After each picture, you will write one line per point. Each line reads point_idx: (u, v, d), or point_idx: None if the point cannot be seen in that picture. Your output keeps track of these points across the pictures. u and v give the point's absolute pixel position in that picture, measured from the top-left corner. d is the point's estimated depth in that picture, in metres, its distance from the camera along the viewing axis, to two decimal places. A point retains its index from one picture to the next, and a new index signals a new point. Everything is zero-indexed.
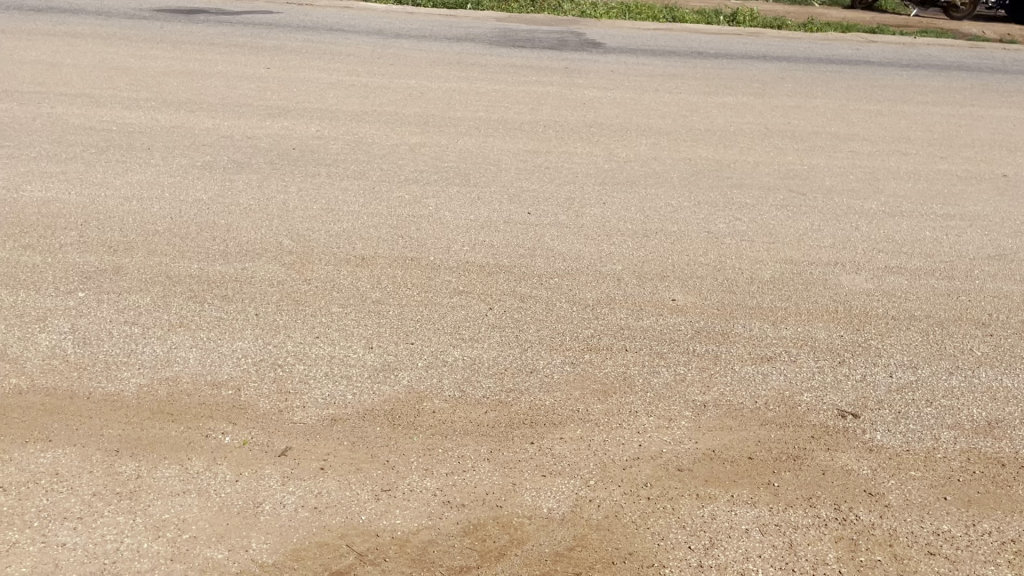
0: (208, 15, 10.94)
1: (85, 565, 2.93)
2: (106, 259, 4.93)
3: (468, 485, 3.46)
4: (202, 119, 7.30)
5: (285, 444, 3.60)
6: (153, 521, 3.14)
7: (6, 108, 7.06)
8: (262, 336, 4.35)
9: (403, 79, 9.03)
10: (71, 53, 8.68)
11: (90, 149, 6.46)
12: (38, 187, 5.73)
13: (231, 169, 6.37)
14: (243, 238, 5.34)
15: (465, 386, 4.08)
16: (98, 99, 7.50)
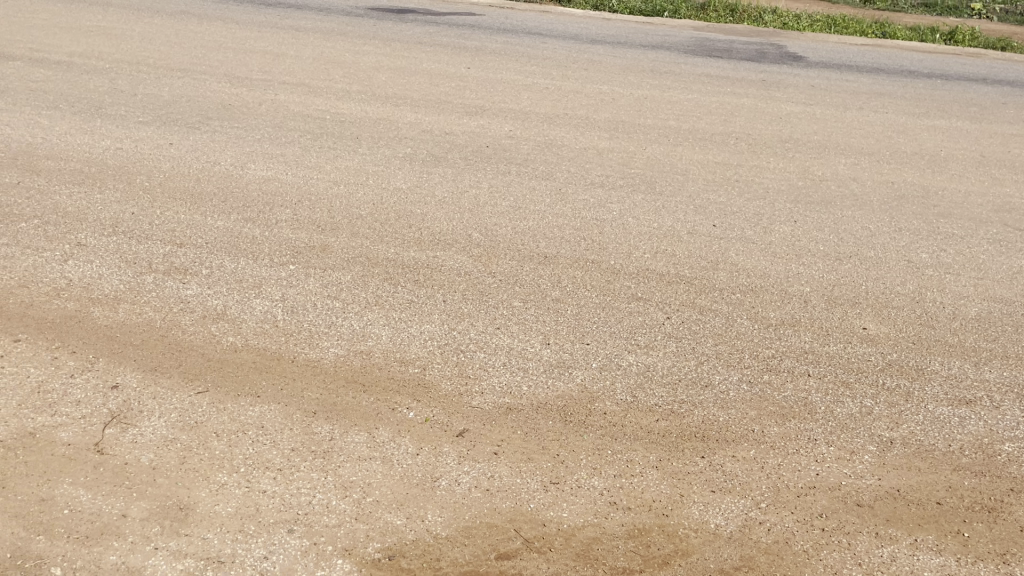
0: (417, 15, 11.54)
1: (282, 512, 3.19)
2: (315, 237, 5.35)
3: (635, 489, 3.49)
4: (406, 114, 7.73)
5: (462, 425, 3.78)
6: (342, 481, 3.39)
7: (238, 92, 7.76)
8: (447, 322, 4.57)
9: (596, 85, 9.13)
10: (295, 45, 9.44)
11: (306, 135, 7.00)
12: (261, 167, 6.29)
13: (428, 162, 6.71)
14: (437, 228, 5.62)
15: (639, 392, 4.10)
16: (316, 89, 8.12)
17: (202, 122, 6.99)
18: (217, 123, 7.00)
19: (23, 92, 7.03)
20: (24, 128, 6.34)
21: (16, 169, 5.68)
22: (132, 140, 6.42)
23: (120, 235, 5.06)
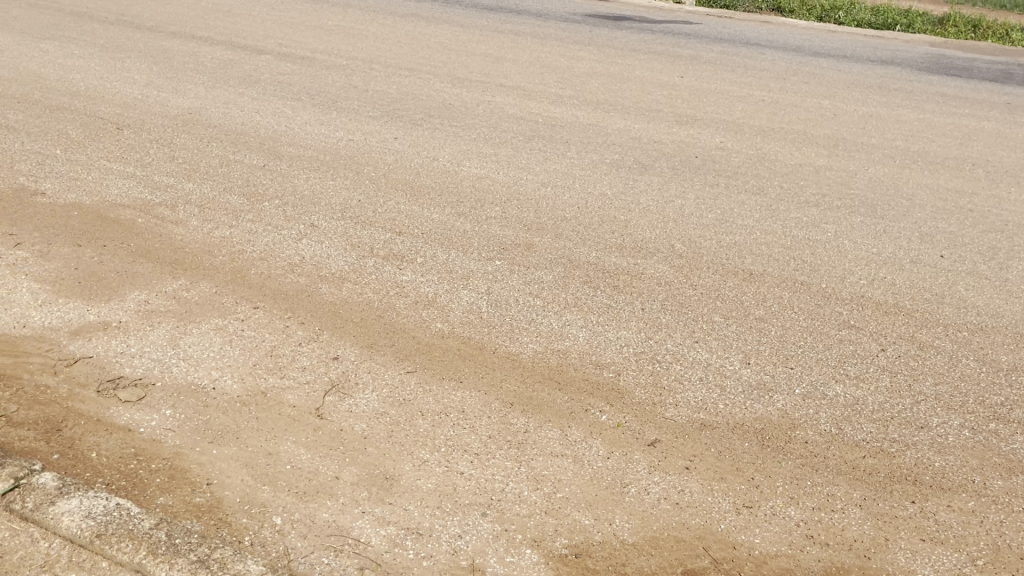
0: (632, 22, 11.57)
1: (477, 496, 3.30)
2: (521, 235, 5.50)
3: (834, 525, 3.31)
4: (616, 120, 7.77)
5: (655, 435, 3.75)
6: (534, 474, 3.46)
7: (458, 93, 8.13)
8: (645, 330, 4.55)
9: (816, 99, 8.73)
10: (513, 49, 9.74)
11: (519, 137, 7.21)
12: (475, 165, 6.55)
13: (635, 170, 6.71)
14: (640, 235, 5.61)
15: (844, 425, 3.89)
16: (531, 93, 8.34)
17: (425, 119, 7.37)
18: (438, 122, 7.37)
19: (272, 82, 7.67)
20: (270, 115, 6.92)
21: (263, 153, 6.21)
22: (362, 133, 6.89)
23: (346, 220, 5.43)
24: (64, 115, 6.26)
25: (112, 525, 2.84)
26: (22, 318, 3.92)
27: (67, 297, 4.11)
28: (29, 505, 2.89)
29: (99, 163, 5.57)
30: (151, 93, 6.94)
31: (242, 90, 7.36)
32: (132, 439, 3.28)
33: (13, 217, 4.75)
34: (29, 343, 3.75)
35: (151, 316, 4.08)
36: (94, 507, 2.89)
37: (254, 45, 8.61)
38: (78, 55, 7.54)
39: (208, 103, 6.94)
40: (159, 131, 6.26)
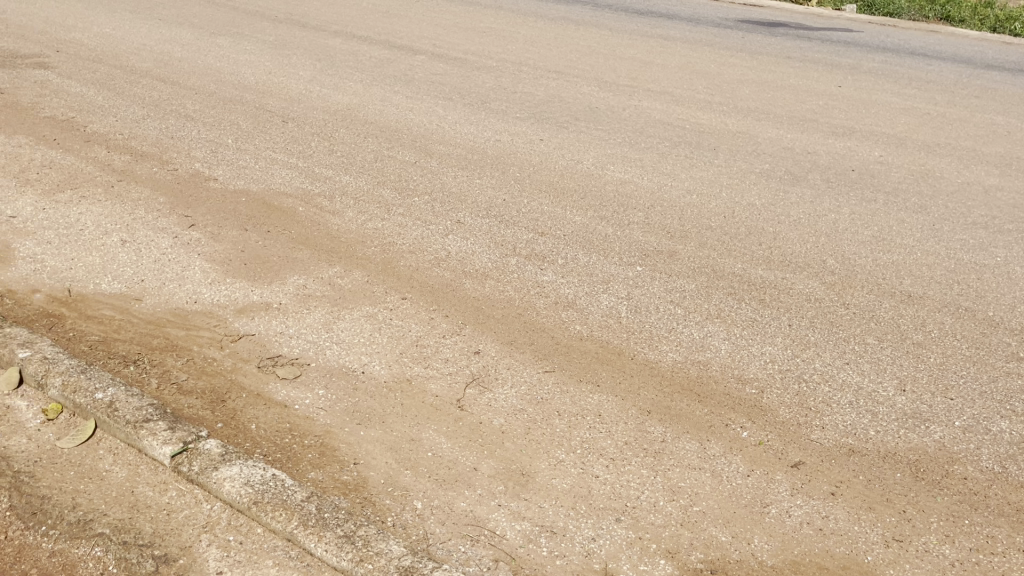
0: (788, 29, 11.19)
1: (612, 501, 3.23)
2: (664, 241, 5.40)
3: (994, 570, 3.09)
4: (767, 129, 7.54)
5: (798, 457, 3.60)
6: (670, 484, 3.35)
7: (605, 96, 8.10)
8: (792, 347, 4.38)
9: (987, 114, 8.17)
10: (662, 54, 9.62)
11: (665, 142, 7.11)
12: (619, 169, 6.49)
13: (786, 181, 6.48)
14: (789, 249, 5.42)
15: (1008, 464, 3.62)
16: (678, 98, 8.21)
17: (571, 121, 7.38)
18: (584, 124, 7.36)
19: (425, 82, 7.90)
20: (422, 114, 7.12)
21: (414, 150, 6.41)
22: (509, 133, 6.97)
23: (491, 218, 5.51)
24: (236, 105, 6.62)
25: (269, 494, 2.92)
26: (194, 293, 4.16)
27: (234, 277, 4.35)
28: (194, 467, 2.99)
29: (265, 153, 5.87)
30: (313, 88, 7.27)
31: (396, 88, 7.61)
32: (288, 414, 3.46)
33: (189, 198, 5.06)
34: (199, 317, 3.99)
35: (308, 300, 4.29)
36: (253, 475, 2.98)
37: (409, 46, 8.89)
38: (249, 50, 7.98)
39: (365, 100, 7.21)
40: (320, 125, 6.55)
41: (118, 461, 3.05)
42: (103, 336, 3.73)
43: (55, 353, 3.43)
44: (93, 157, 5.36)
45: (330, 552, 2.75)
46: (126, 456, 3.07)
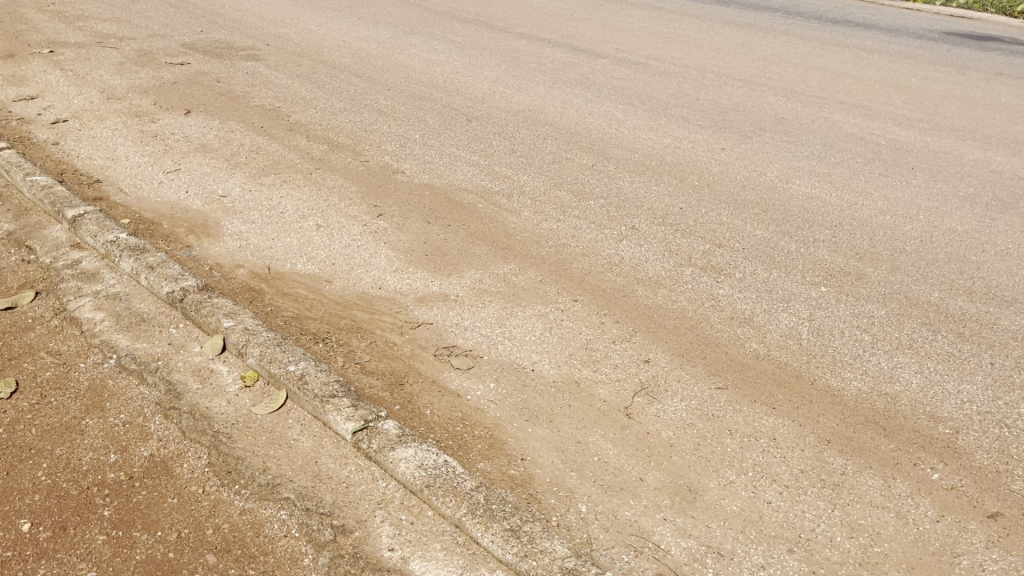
0: (1000, 44, 10.32)
1: (784, 530, 3.03)
2: (852, 263, 5.08)
3: None
4: (973, 150, 6.98)
5: (996, 507, 3.29)
6: (849, 520, 3.13)
7: (793, 107, 7.76)
8: (993, 387, 4.02)
9: None
10: (857, 65, 9.11)
11: (857, 158, 6.72)
12: (806, 183, 6.18)
13: (993, 207, 5.97)
14: (994, 281, 4.98)
15: None
16: (873, 112, 7.75)
17: (755, 131, 7.11)
18: (769, 134, 7.07)
19: (606, 85, 7.86)
20: (602, 118, 7.01)
21: (592, 153, 6.27)
22: (689, 141, 6.73)
23: (667, 227, 5.25)
24: (424, 102, 6.85)
25: (441, 479, 2.99)
26: (379, 279, 4.35)
27: (416, 267, 4.51)
28: (373, 445, 3.12)
29: (449, 150, 6.03)
30: (498, 89, 7.41)
31: (578, 91, 7.62)
32: (461, 403, 3.52)
33: (378, 189, 5.29)
34: (383, 303, 4.15)
35: (484, 294, 4.34)
36: (427, 459, 3.07)
37: (593, 49, 8.89)
38: (439, 50, 8.25)
39: (547, 102, 7.25)
40: (502, 123, 6.66)
41: (305, 431, 3.22)
42: (296, 313, 3.96)
43: (255, 325, 3.68)
44: (294, 146, 5.71)
45: (496, 543, 2.78)
46: (313, 428, 3.24)
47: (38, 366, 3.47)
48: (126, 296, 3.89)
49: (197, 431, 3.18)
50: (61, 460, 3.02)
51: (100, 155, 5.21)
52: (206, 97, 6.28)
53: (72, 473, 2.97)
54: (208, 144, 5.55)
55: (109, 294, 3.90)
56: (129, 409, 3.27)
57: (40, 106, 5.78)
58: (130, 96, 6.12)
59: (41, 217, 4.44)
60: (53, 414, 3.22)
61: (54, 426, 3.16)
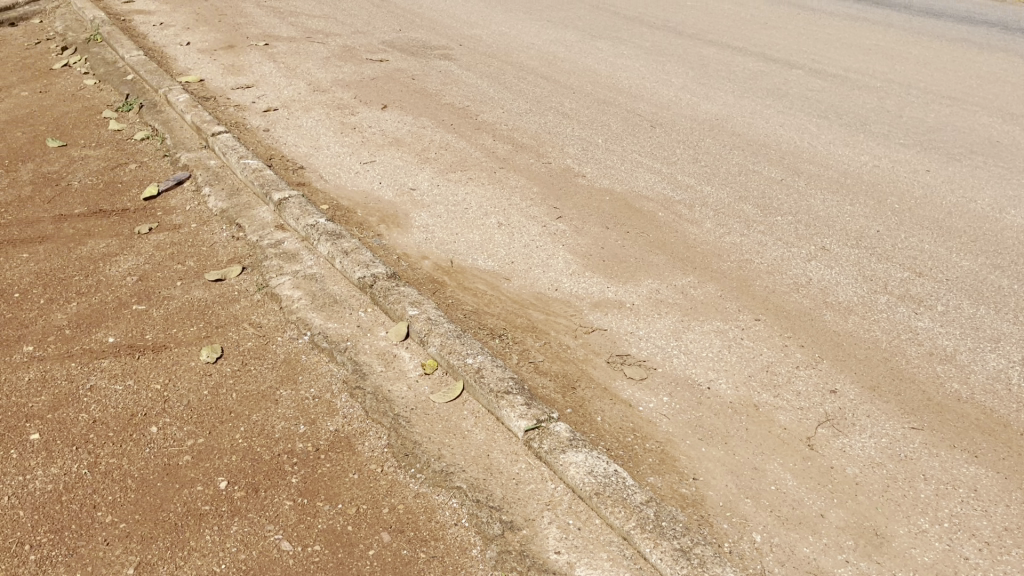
0: None
1: None
2: None
3: None
4: None
5: None
6: None
7: (1010, 130, 7.10)
8: None
9: None
10: None
11: None
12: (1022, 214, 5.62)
13: None
14: None
15: None
16: None
17: (965, 154, 6.56)
18: (981, 158, 6.50)
19: (800, 97, 7.51)
20: (794, 131, 6.71)
21: (781, 168, 5.99)
22: (889, 160, 6.31)
23: (862, 249, 4.95)
24: (609, 107, 6.81)
25: (610, 488, 2.90)
26: (556, 281, 4.29)
27: (593, 271, 4.41)
28: (544, 446, 3.08)
29: (632, 155, 5.94)
30: (684, 96, 7.25)
31: (769, 102, 7.32)
32: (632, 414, 3.39)
33: (559, 191, 5.26)
34: (559, 304, 4.09)
35: (661, 305, 4.17)
36: (597, 466, 2.99)
37: (787, 59, 8.53)
38: (627, 55, 8.19)
39: (735, 112, 7.01)
40: (687, 131, 6.49)
41: (478, 424, 3.25)
42: (475, 307, 4.01)
43: (437, 316, 3.77)
44: (481, 144, 5.84)
45: (665, 561, 2.66)
46: (486, 421, 3.26)
47: (240, 336, 3.73)
48: (321, 277, 4.11)
49: (378, 412, 3.31)
50: (256, 426, 3.22)
51: (304, 143, 5.55)
52: (402, 93, 6.55)
53: (265, 439, 3.16)
54: (401, 138, 5.78)
55: (306, 274, 4.14)
56: (319, 385, 3.45)
57: (254, 95, 6.23)
58: (333, 90, 6.48)
59: (251, 198, 4.78)
60: (251, 383, 3.46)
61: (252, 393, 3.39)
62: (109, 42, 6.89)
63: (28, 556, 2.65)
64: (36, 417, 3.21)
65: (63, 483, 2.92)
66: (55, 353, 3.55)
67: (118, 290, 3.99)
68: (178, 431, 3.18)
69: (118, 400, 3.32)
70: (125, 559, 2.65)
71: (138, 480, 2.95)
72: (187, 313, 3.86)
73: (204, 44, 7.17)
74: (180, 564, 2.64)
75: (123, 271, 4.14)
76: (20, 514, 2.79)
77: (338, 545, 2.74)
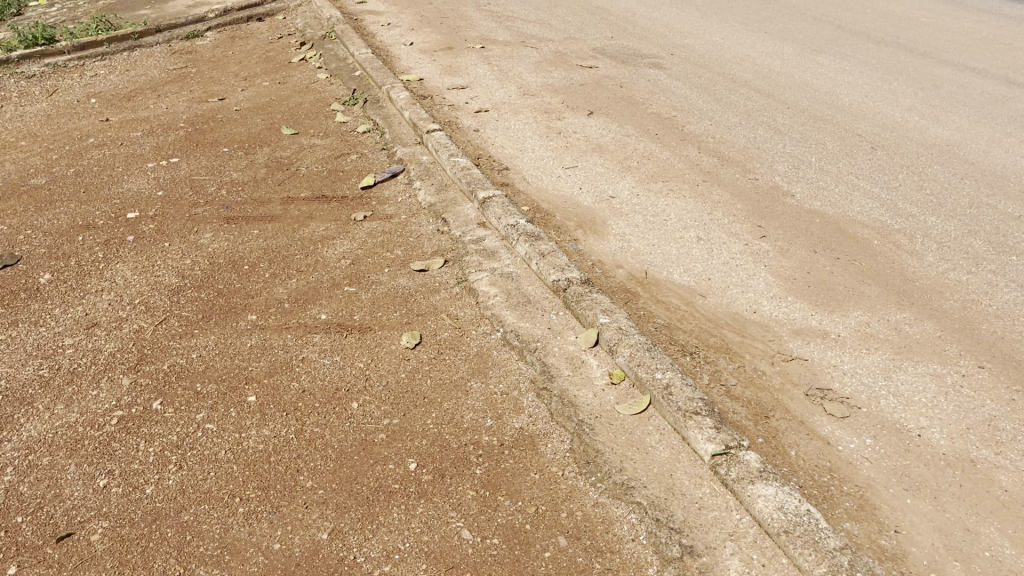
0: None
1: None
2: None
3: None
4: None
5: None
6: None
7: None
8: None
9: None
10: None
11: None
12: None
13: None
14: None
15: None
16: None
17: None
18: None
19: None
20: None
21: (1020, 202, 5.42)
22: None
23: None
24: (826, 125, 6.46)
25: (801, 528, 2.74)
26: (755, 303, 4.12)
27: (796, 297, 4.19)
28: (732, 473, 2.96)
29: (847, 178, 5.59)
30: (911, 119, 6.74)
31: (1011, 129, 6.65)
32: (830, 454, 3.19)
33: (764, 210, 5.05)
34: (757, 328, 3.92)
35: (869, 340, 3.90)
36: (788, 503, 2.83)
37: None
38: (848, 72, 7.74)
39: (969, 138, 6.43)
40: (912, 156, 6.02)
41: (663, 441, 3.16)
42: (668, 321, 3.93)
43: (629, 326, 3.71)
44: (685, 156, 5.72)
45: None
46: (671, 440, 3.18)
47: (437, 327, 3.88)
48: (517, 277, 4.19)
49: (564, 416, 3.31)
50: (446, 414, 3.34)
51: (511, 145, 5.68)
52: (609, 101, 6.56)
53: (454, 427, 3.27)
54: (605, 145, 5.79)
55: (503, 272, 4.23)
56: (507, 382, 3.52)
57: (467, 95, 6.46)
58: (542, 94, 6.60)
59: (457, 195, 4.97)
60: (444, 372, 3.58)
61: (445, 382, 3.52)
62: (342, 40, 7.41)
63: (237, 508, 2.89)
64: (254, 380, 3.50)
65: (272, 445, 3.16)
66: (274, 324, 3.86)
67: (332, 271, 4.27)
68: (376, 409, 3.36)
69: (325, 374, 3.55)
70: (320, 524, 2.83)
71: (338, 451, 3.14)
72: (391, 299, 4.07)
73: (425, 45, 7.54)
74: (368, 536, 2.78)
75: (338, 254, 4.43)
76: (234, 468, 3.05)
77: (516, 542, 2.77)
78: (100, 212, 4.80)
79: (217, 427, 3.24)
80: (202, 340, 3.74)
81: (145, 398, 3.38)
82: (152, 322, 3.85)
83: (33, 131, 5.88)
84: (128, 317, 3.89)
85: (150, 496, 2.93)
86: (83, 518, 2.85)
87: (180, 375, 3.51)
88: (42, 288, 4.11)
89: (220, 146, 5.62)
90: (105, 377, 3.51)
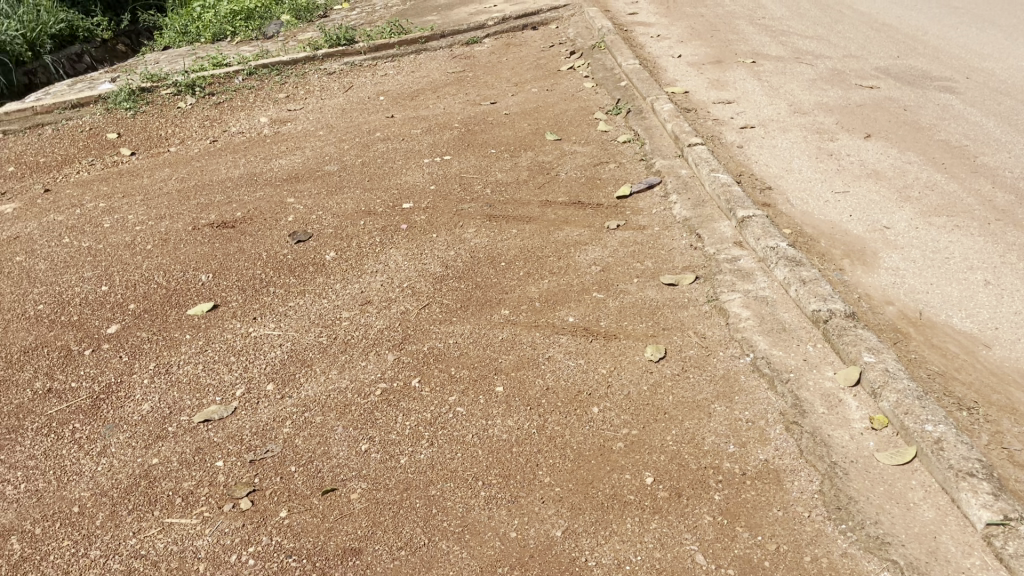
0: None
1: None
2: None
3: None
4: None
5: None
6: None
7: None
8: None
9: None
10: None
11: None
12: None
13: None
14: None
15: None
16: None
17: None
18: None
19: None
20: None
21: None
22: None
23: None
24: None
25: None
26: None
27: None
28: (1009, 548, 2.63)
29: None
30: None
31: None
32: None
33: None
34: None
35: None
36: None
37: None
38: None
39: None
40: None
41: (928, 499, 2.89)
42: (942, 369, 3.58)
43: (897, 369, 3.42)
44: (976, 189, 5.18)
45: None
46: (937, 499, 2.89)
47: (684, 343, 3.82)
48: (773, 301, 4.02)
49: (814, 454, 3.12)
50: (687, 432, 3.28)
51: (776, 164, 5.47)
52: (890, 124, 6.10)
53: (694, 448, 3.20)
54: (881, 172, 5.40)
55: (758, 295, 4.08)
56: (754, 410, 3.39)
57: (734, 111, 6.31)
58: (815, 113, 6.29)
59: (715, 211, 4.86)
60: (689, 390, 3.52)
61: (687, 400, 3.46)
62: (611, 50, 7.53)
63: (479, 491, 3.02)
64: (503, 372, 3.65)
65: (516, 437, 3.28)
66: (525, 320, 4.00)
67: (584, 276, 4.35)
68: (617, 417, 3.38)
69: (570, 375, 3.62)
70: (555, 520, 2.89)
71: (576, 452, 3.20)
72: (639, 310, 4.07)
73: (694, 58, 7.46)
74: (601, 541, 2.80)
75: (590, 260, 4.50)
76: (479, 452, 3.20)
77: None
78: (379, 201, 5.24)
79: (467, 412, 3.42)
80: (459, 327, 3.96)
81: (405, 375, 3.65)
82: (416, 305, 4.14)
83: (330, 123, 6.55)
84: (396, 298, 4.21)
85: (404, 466, 3.16)
86: (345, 476, 3.12)
87: (438, 358, 3.75)
88: (327, 264, 4.56)
89: (488, 147, 5.93)
90: (373, 350, 3.83)
